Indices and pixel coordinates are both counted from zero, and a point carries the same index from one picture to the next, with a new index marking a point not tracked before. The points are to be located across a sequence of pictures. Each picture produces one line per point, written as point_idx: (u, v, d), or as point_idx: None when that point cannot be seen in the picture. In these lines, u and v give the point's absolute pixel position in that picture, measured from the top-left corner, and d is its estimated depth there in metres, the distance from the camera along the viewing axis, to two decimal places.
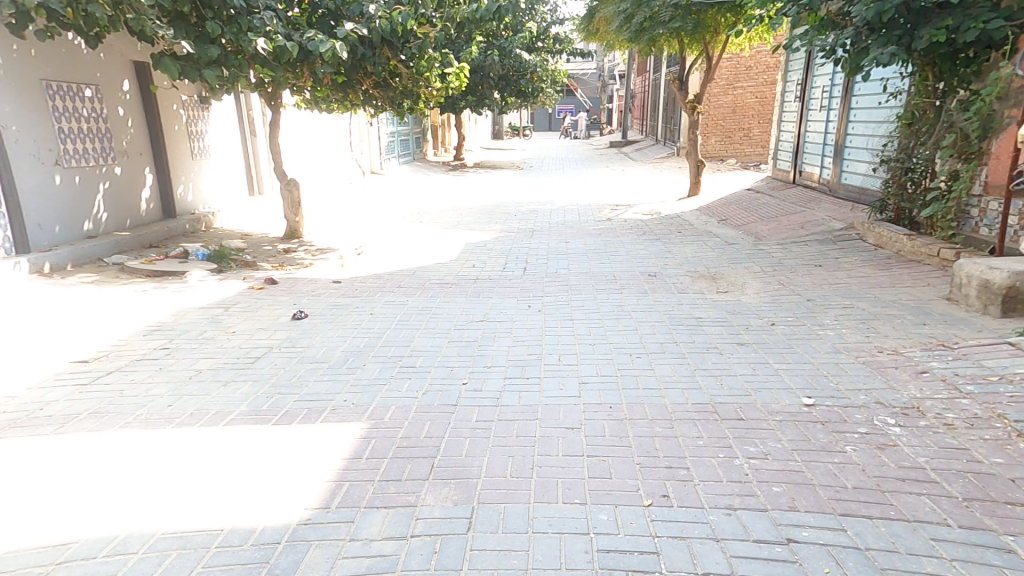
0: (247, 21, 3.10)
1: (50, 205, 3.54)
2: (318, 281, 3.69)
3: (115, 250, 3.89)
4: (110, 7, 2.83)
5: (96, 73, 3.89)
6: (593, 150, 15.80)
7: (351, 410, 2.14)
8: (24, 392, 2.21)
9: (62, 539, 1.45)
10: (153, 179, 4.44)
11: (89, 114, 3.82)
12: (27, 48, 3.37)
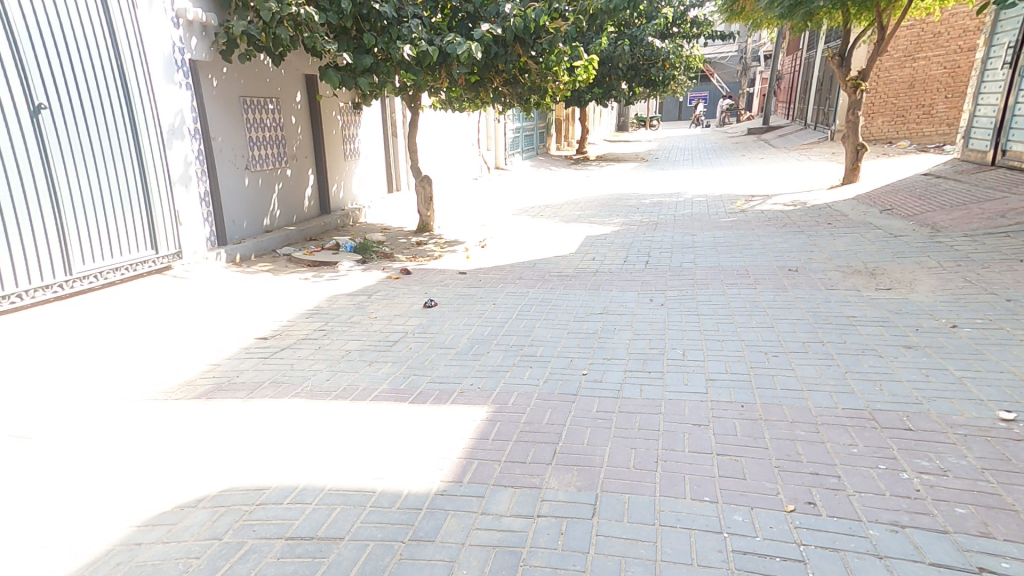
0: (397, 31, 3.45)
1: (240, 204, 4.23)
2: (446, 272, 3.95)
3: (285, 242, 4.53)
4: (293, 28, 3.31)
5: (278, 87, 4.54)
6: (727, 138, 14.77)
7: (477, 394, 2.28)
8: (225, 360, 2.70)
9: (257, 485, 1.75)
10: (314, 179, 5.08)
11: (271, 124, 4.48)
12: (230, 71, 4.05)
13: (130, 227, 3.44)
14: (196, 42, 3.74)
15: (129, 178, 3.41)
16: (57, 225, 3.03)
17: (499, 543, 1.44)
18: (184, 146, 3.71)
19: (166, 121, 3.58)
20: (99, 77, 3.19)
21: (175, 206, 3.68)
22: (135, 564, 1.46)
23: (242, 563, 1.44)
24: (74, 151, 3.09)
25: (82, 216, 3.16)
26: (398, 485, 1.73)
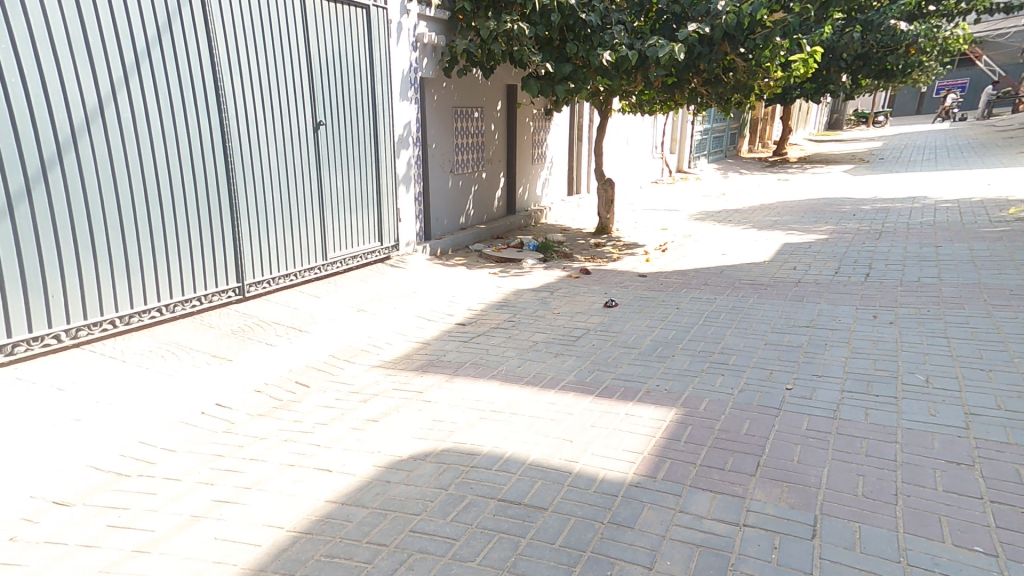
0: (598, 38, 3.59)
1: (443, 204, 4.83)
2: (627, 274, 3.97)
3: (476, 240, 5.03)
4: (505, 44, 3.70)
5: (483, 98, 5.05)
6: (990, 136, 12.05)
7: (665, 395, 2.26)
8: (434, 342, 3.33)
9: (471, 451, 2.20)
10: (505, 182, 5.53)
11: (474, 132, 5.02)
12: (446, 86, 4.66)
13: (367, 220, 4.21)
14: (426, 62, 4.42)
15: (370, 180, 4.17)
16: (319, 216, 3.87)
17: (702, 543, 1.44)
18: (409, 153, 4.42)
19: (399, 132, 4.32)
20: (359, 98, 4.00)
21: (398, 205, 4.41)
22: (388, 495, 2.06)
23: (467, 512, 1.86)
24: (337, 157, 3.92)
25: (337, 210, 3.98)
26: (593, 469, 1.89)
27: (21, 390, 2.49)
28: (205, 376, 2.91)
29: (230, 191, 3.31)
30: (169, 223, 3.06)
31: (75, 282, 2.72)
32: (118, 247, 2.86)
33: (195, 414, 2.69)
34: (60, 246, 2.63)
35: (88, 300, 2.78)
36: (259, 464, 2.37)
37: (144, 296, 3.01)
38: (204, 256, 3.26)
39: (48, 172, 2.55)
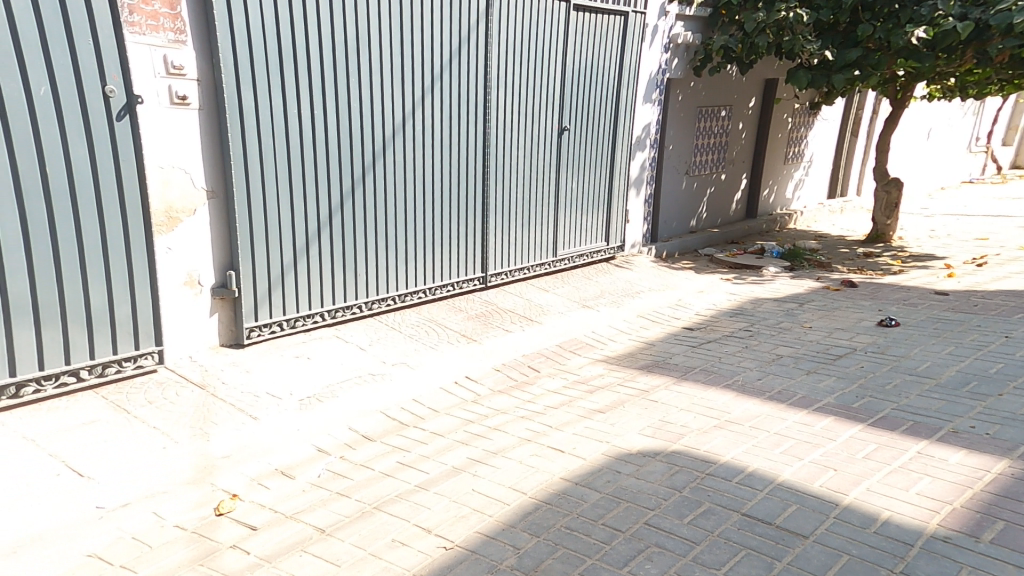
0: (909, 14, 3.94)
1: (676, 206, 5.11)
2: (912, 292, 3.69)
3: (705, 242, 5.23)
4: (774, 34, 4.34)
5: (732, 96, 5.29)
6: None
7: (990, 442, 2.07)
8: (658, 345, 3.33)
9: (705, 457, 2.18)
10: (746, 182, 5.70)
11: (716, 131, 5.26)
12: (695, 87, 4.98)
13: (597, 220, 4.59)
14: (676, 62, 4.75)
15: (602, 182, 4.54)
16: (554, 215, 4.34)
17: None
18: (643, 155, 4.76)
19: (637, 135, 4.67)
20: (601, 105, 4.41)
21: (626, 207, 4.74)
22: (618, 484, 2.14)
23: (706, 518, 1.85)
24: (572, 159, 4.35)
25: (570, 210, 4.41)
26: (874, 506, 1.81)
27: (343, 349, 3.34)
28: (456, 354, 3.44)
29: (486, 191, 3.95)
30: (442, 214, 3.79)
31: (376, 263, 3.57)
32: (403, 237, 3.64)
33: (451, 382, 3.20)
34: (368, 233, 3.49)
35: (382, 278, 3.61)
36: (501, 434, 2.71)
37: (416, 278, 3.77)
38: (463, 244, 3.93)
39: (366, 177, 3.41)
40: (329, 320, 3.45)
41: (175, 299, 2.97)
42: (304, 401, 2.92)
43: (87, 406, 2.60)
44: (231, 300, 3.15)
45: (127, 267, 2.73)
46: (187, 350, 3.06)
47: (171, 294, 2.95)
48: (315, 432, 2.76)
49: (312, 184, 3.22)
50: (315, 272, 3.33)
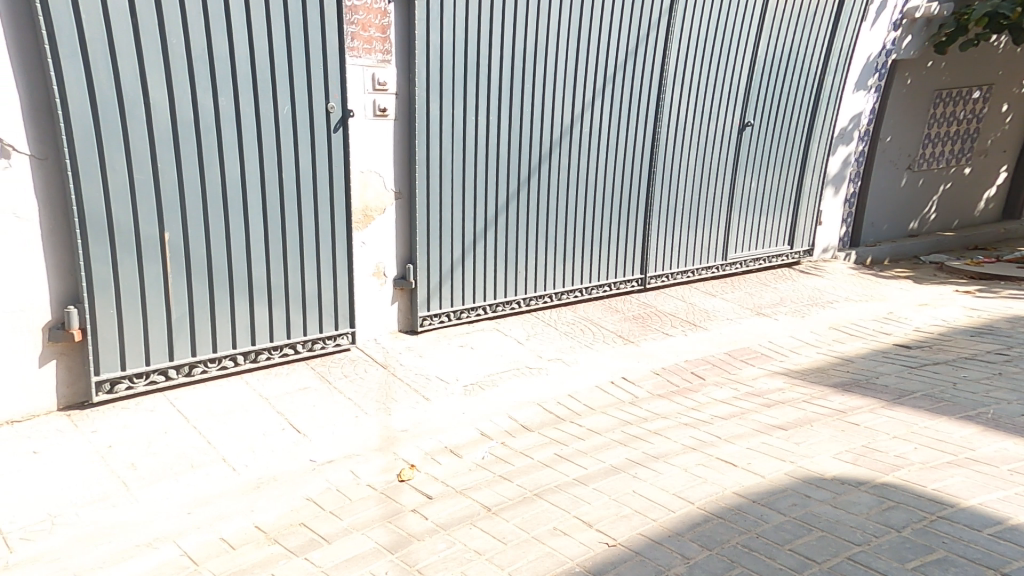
0: None
1: (896, 203, 7.00)
2: None
3: (925, 245, 7.16)
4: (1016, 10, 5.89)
5: (980, 79, 7.13)
6: None
7: None
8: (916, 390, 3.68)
9: (938, 500, 2.56)
10: (995, 174, 7.75)
11: (957, 117, 7.12)
12: (927, 78, 6.73)
13: (780, 224, 6.15)
14: (908, 40, 6.39)
15: (790, 176, 6.08)
16: (727, 215, 5.82)
17: None
18: (847, 148, 6.41)
19: (843, 128, 6.31)
20: (801, 97, 5.93)
21: (815, 208, 6.29)
22: (811, 509, 2.57)
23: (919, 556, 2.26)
24: (755, 155, 5.80)
25: (749, 201, 5.89)
26: None
27: (506, 344, 4.63)
28: (590, 362, 4.41)
29: (654, 193, 5.39)
30: (612, 199, 5.24)
31: (516, 267, 4.95)
32: (541, 232, 4.97)
33: (592, 389, 4.07)
34: (520, 229, 4.87)
35: (518, 283, 4.98)
36: (667, 462, 3.10)
37: (561, 276, 5.14)
38: (605, 221, 5.23)
39: (526, 177, 4.82)
40: (486, 314, 4.90)
41: (368, 284, 4.55)
42: (465, 387, 4.14)
43: (299, 376, 4.23)
44: (406, 289, 4.66)
45: (320, 245, 4.23)
46: (371, 335, 4.65)
47: (357, 265, 4.44)
48: (474, 420, 3.80)
49: (506, 173, 4.73)
50: (493, 262, 4.83)
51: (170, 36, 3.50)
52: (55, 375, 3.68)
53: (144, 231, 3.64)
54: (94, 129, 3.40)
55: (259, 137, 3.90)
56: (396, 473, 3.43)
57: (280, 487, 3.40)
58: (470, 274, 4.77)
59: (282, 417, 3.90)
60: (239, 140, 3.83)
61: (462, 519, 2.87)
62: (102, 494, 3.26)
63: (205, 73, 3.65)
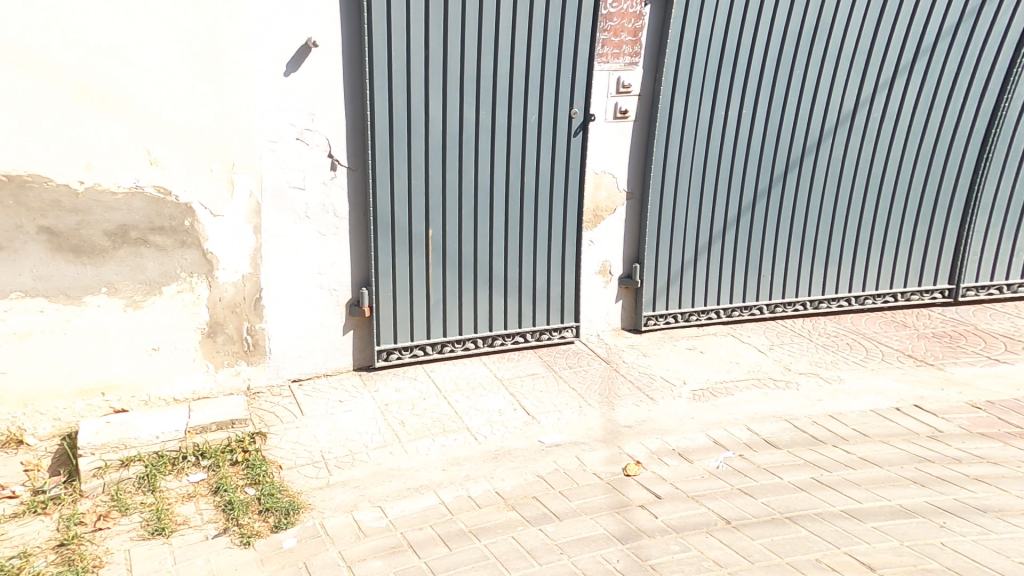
0: None
1: None
2: None
3: None
4: None
5: None
6: None
7: None
8: None
9: None
10: None
11: None
12: None
13: None
14: None
15: None
16: None
17: None
18: None
19: None
20: None
21: None
22: None
23: None
24: None
25: None
26: None
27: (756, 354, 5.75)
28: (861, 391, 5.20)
29: (941, 171, 6.37)
30: (911, 175, 6.32)
31: (743, 258, 6.11)
32: (775, 221, 6.10)
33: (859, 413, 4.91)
34: (766, 214, 6.07)
35: (732, 284, 6.15)
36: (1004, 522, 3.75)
37: (777, 267, 6.22)
38: (831, 215, 6.22)
39: (791, 168, 6.04)
40: (721, 318, 6.21)
41: (596, 280, 5.86)
42: (692, 391, 5.17)
43: (527, 364, 5.56)
44: (628, 286, 5.93)
45: (548, 233, 5.53)
46: (592, 331, 5.99)
47: (583, 248, 5.70)
48: (701, 425, 4.71)
49: (772, 162, 5.99)
50: (733, 245, 6.05)
51: (448, 70, 4.97)
52: (352, 341, 5.49)
53: (415, 230, 5.21)
54: (389, 149, 5.00)
55: (505, 144, 5.29)
56: (622, 466, 4.30)
57: (515, 460, 4.43)
58: (722, 250, 6.04)
59: (515, 399, 5.10)
60: (490, 145, 5.24)
61: (696, 526, 3.71)
62: (384, 441, 4.81)
63: (469, 94, 5.07)
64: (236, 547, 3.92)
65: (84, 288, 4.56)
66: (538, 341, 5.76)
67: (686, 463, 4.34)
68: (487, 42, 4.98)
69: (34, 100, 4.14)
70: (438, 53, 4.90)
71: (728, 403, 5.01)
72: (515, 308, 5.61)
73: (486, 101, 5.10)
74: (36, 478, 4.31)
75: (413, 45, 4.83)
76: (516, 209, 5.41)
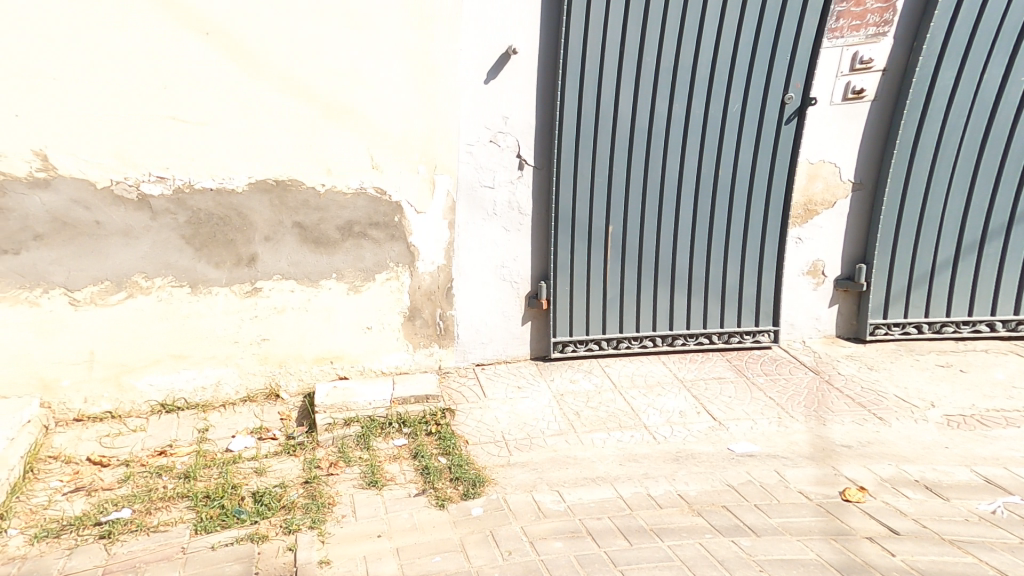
0: None
1: None
2: None
3: None
4: None
5: None
6: None
7: None
8: None
9: None
10: None
11: None
12: None
13: None
14: None
15: None
16: None
17: None
18: None
19: None
20: None
21: None
22: None
23: None
24: None
25: None
26: None
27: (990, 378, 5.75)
28: None
29: None
30: None
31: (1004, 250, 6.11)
32: None
33: None
34: None
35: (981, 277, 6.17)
36: None
37: None
38: None
39: None
40: (936, 333, 6.35)
41: (804, 281, 6.21)
42: (942, 415, 5.15)
43: (713, 367, 5.93)
44: (844, 289, 6.23)
45: (733, 227, 5.86)
46: (788, 338, 6.37)
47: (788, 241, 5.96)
48: (959, 457, 4.59)
49: None
50: (1000, 235, 6.09)
51: (642, 66, 5.35)
52: (530, 331, 5.98)
53: (595, 225, 5.63)
54: (575, 146, 5.44)
55: (699, 135, 5.64)
56: (840, 489, 4.22)
57: (699, 465, 4.53)
58: (995, 245, 6.11)
59: (697, 402, 5.33)
60: (681, 137, 5.62)
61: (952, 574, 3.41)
62: (559, 430, 5.09)
63: (664, 87, 5.45)
64: (433, 507, 4.35)
65: (321, 273, 5.36)
66: (725, 343, 6.12)
67: (934, 497, 4.15)
68: (687, 36, 5.32)
69: (294, 117, 4.90)
70: (634, 51, 5.28)
71: (999, 435, 4.88)
72: (701, 305, 5.98)
73: (683, 93, 5.46)
74: (288, 426, 5.25)
75: (609, 45, 5.23)
76: (705, 203, 5.78)
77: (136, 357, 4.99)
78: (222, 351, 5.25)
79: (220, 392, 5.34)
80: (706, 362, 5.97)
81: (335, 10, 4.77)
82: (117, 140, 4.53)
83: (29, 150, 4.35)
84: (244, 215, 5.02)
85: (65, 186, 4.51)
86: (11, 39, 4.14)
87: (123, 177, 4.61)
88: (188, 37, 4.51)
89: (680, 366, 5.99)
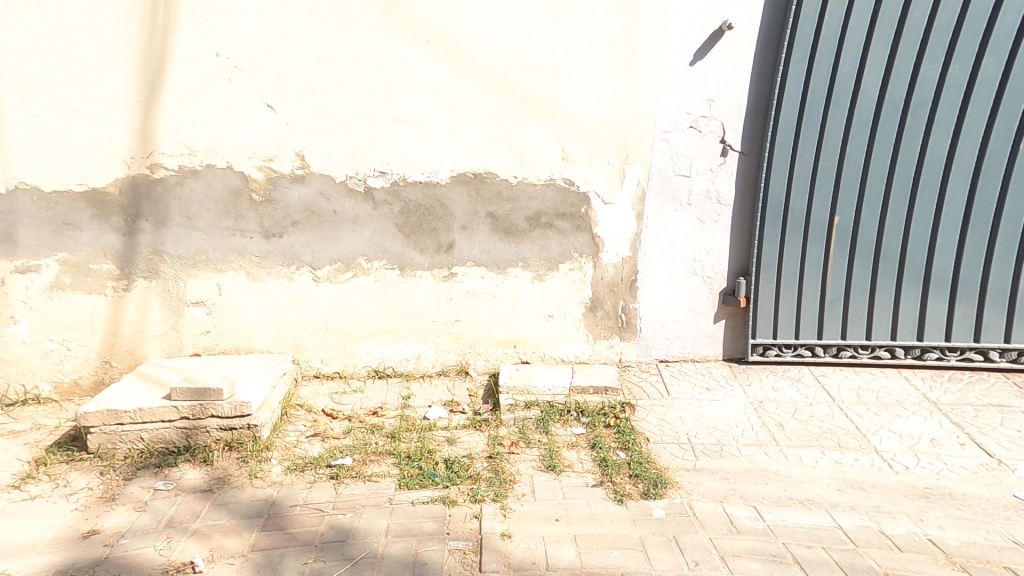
0: None
1: None
2: None
3: None
4: None
5: None
6: None
7: None
8: None
9: None
10: None
11: None
12: None
13: None
14: None
15: None
16: None
17: None
18: None
19: None
20: None
21: None
22: None
23: None
24: None
25: None
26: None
27: None
28: None
29: None
30: None
31: None
32: None
33: None
34: None
35: None
36: None
37: None
38: None
39: None
40: None
41: None
42: None
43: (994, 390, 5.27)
44: None
45: None
46: None
47: None
48: None
49: None
50: None
51: (902, 32, 4.96)
52: (724, 330, 5.65)
53: (813, 215, 5.31)
54: (795, 129, 5.17)
55: (989, 104, 5.08)
56: None
57: (963, 509, 3.82)
58: None
59: (959, 431, 4.66)
60: (955, 108, 5.10)
61: None
62: (757, 440, 4.64)
63: (935, 50, 4.99)
64: (612, 501, 4.20)
65: (509, 261, 5.58)
66: (1009, 363, 5.51)
67: None
68: None
69: (494, 112, 5.19)
70: (891, 17, 4.91)
71: None
72: (971, 312, 5.38)
73: (964, 56, 4.96)
74: (475, 402, 5.59)
75: (857, 12, 4.92)
76: (988, 185, 5.19)
77: (359, 328, 5.78)
78: (423, 329, 5.81)
79: (420, 364, 5.91)
80: (979, 383, 5.33)
81: (541, 8, 4.98)
82: (354, 141, 5.27)
83: (292, 151, 5.26)
84: (446, 205, 5.46)
85: (315, 181, 5.36)
86: (285, 60, 5.05)
87: (355, 172, 5.34)
88: (412, 45, 5.05)
89: (933, 385, 5.38)
